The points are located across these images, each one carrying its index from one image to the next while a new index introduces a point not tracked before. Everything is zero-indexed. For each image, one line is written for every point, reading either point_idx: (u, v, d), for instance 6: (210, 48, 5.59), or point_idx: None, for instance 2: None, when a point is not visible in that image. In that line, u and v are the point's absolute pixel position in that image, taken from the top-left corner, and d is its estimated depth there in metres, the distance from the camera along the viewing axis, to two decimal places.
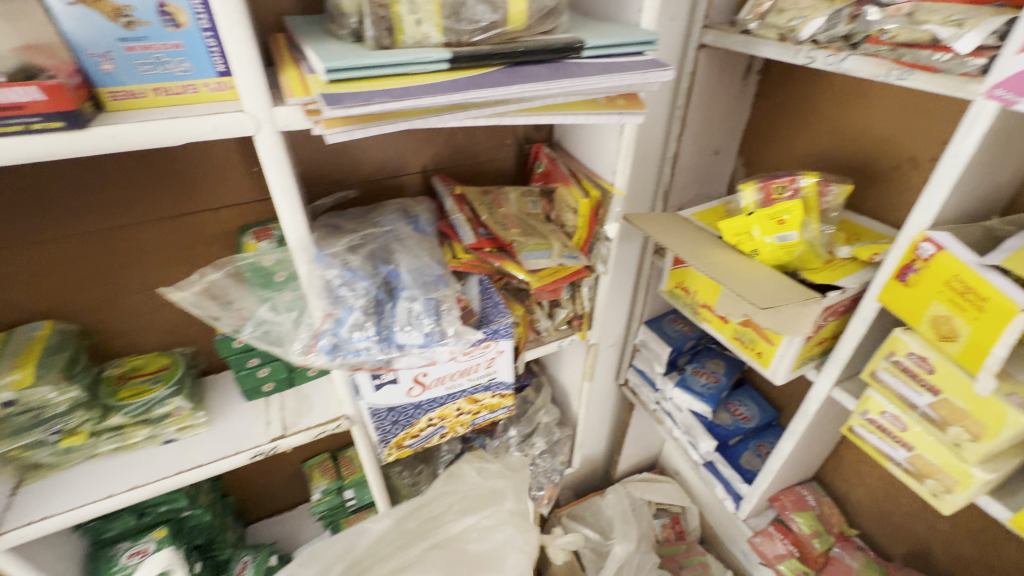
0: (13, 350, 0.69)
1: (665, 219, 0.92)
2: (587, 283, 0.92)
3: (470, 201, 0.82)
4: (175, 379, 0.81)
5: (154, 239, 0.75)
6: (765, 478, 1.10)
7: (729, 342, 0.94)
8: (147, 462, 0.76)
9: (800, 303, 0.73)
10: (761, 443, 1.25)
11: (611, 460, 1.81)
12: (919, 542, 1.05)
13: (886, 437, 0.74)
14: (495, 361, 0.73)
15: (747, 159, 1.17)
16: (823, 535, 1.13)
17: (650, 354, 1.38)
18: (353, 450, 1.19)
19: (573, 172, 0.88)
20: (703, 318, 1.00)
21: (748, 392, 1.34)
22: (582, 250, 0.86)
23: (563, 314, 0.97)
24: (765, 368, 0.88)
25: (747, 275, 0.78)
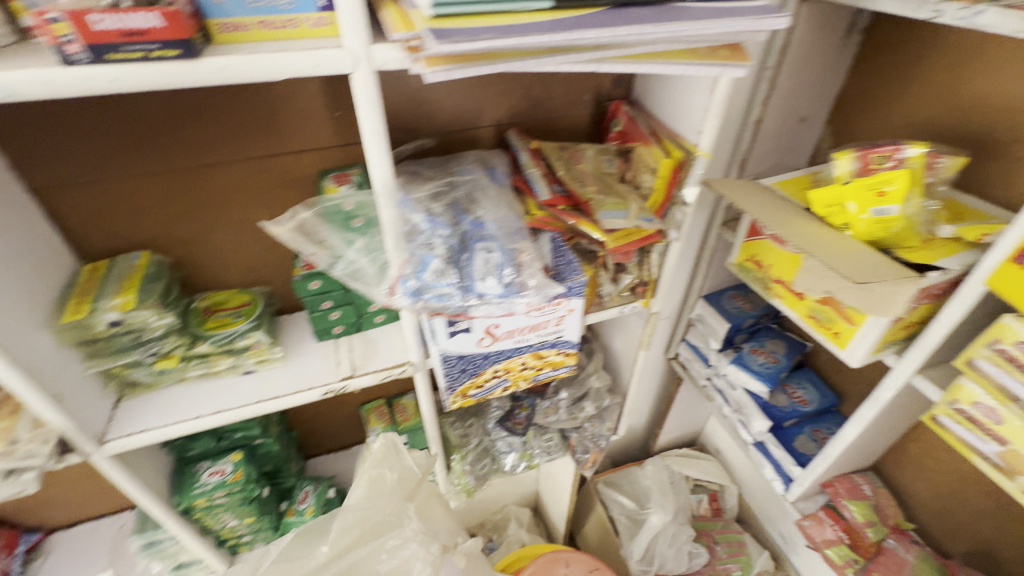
0: (116, 276, 0.75)
1: (745, 186, 0.87)
2: (657, 248, 0.90)
3: (546, 156, 0.81)
4: (255, 315, 0.85)
5: (241, 179, 0.78)
6: (820, 463, 1.07)
7: (802, 320, 0.90)
8: (230, 389, 0.81)
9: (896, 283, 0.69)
10: (818, 428, 1.21)
11: (652, 433, 1.81)
12: (984, 543, 1.00)
13: (976, 428, 0.70)
14: (565, 319, 0.73)
15: (836, 128, 1.09)
16: (877, 525, 1.09)
17: (705, 329, 1.34)
18: (407, 398, 1.23)
19: (653, 132, 0.84)
20: (774, 294, 0.95)
21: (807, 375, 1.29)
22: (656, 213, 0.82)
23: (628, 280, 0.95)
24: (841, 350, 0.84)
25: (834, 250, 0.74)
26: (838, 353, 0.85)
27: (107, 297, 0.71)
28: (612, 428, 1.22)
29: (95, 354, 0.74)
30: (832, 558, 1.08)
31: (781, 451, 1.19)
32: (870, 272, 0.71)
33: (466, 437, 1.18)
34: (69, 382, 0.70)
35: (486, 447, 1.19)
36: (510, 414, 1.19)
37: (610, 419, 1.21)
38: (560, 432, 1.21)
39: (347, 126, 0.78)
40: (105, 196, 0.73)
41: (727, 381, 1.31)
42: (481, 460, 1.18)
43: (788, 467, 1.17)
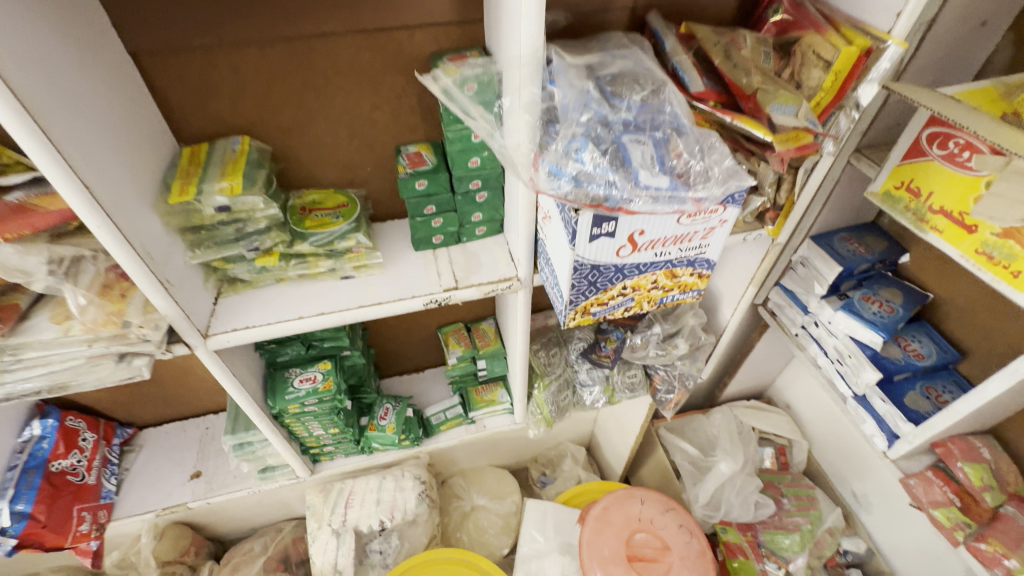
0: (218, 160, 0.69)
1: (923, 94, 0.74)
2: (805, 163, 0.78)
3: (698, 42, 0.68)
4: (354, 216, 0.79)
5: (347, 57, 0.69)
6: (943, 420, 0.98)
7: (966, 257, 0.78)
8: (331, 292, 0.77)
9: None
10: (932, 386, 1.10)
11: (720, 382, 1.74)
12: None
13: None
14: (712, 233, 0.63)
15: (1018, 37, 0.90)
16: (996, 490, 1.00)
17: (809, 273, 1.22)
18: (485, 324, 1.18)
19: (826, 18, 0.70)
20: (929, 227, 0.82)
21: (924, 329, 1.17)
22: (819, 118, 0.69)
23: (757, 204, 0.80)
24: (1018, 293, 0.72)
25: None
26: (1013, 298, 0.73)
27: (211, 180, 0.66)
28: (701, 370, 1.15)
29: (197, 244, 0.70)
30: (939, 520, 1.02)
31: (888, 407, 1.10)
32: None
33: (550, 366, 1.12)
34: (176, 269, 0.66)
35: (567, 378, 1.15)
36: (594, 345, 1.11)
37: (701, 360, 1.13)
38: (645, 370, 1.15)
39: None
40: (206, 69, 0.66)
41: (829, 330, 1.21)
42: (562, 392, 1.13)
43: (895, 424, 1.08)
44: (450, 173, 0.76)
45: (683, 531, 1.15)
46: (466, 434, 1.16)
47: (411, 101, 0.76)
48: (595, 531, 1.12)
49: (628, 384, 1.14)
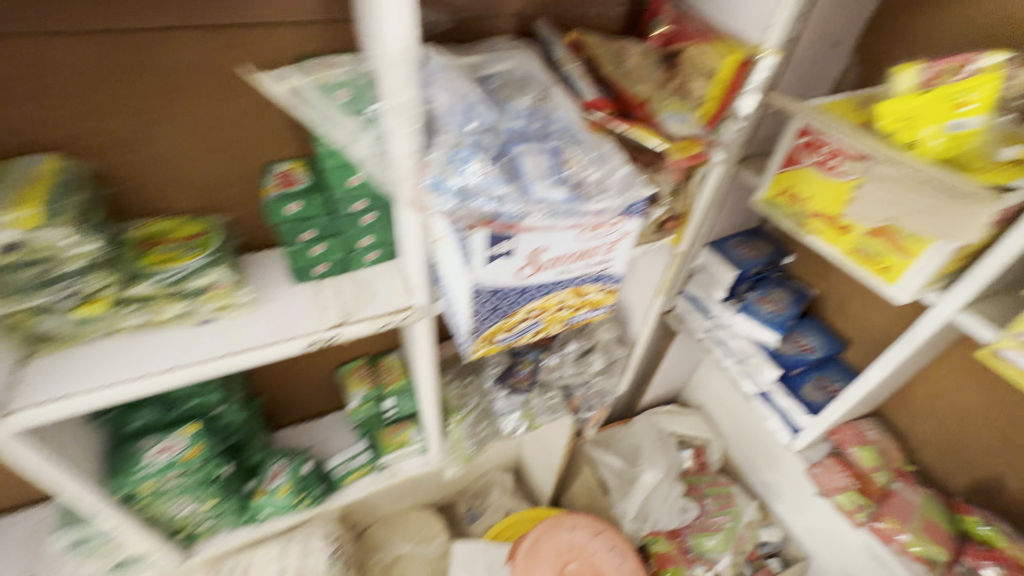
0: (7, 186, 0.54)
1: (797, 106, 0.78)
2: (698, 173, 0.79)
3: (588, 50, 0.66)
4: (212, 248, 0.66)
5: (186, 58, 0.58)
6: (837, 409, 1.05)
7: (843, 257, 0.83)
8: (184, 342, 0.63)
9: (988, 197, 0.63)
10: (823, 377, 1.18)
11: (639, 390, 1.76)
12: (988, 480, 1.00)
13: None
14: (616, 247, 0.60)
15: (863, 57, 1.01)
16: (884, 469, 1.08)
17: (709, 279, 1.27)
18: (392, 357, 1.07)
19: (706, 30, 0.72)
20: (810, 230, 0.88)
21: (811, 323, 1.26)
22: (708, 124, 0.68)
23: (659, 215, 0.80)
24: (887, 286, 0.79)
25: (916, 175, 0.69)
26: (885, 293, 0.79)
27: None
28: (617, 384, 1.14)
29: None
30: (842, 504, 1.09)
31: (788, 401, 1.15)
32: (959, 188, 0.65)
33: (464, 398, 1.05)
34: None
35: (484, 408, 1.06)
36: (510, 369, 1.05)
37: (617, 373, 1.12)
38: (564, 390, 1.11)
39: None
40: None
41: (731, 332, 1.26)
42: (480, 423, 1.05)
43: (796, 416, 1.14)
44: (328, 193, 0.66)
45: (615, 553, 1.10)
46: (376, 483, 1.04)
47: (277, 111, 0.66)
48: (526, 568, 1.05)
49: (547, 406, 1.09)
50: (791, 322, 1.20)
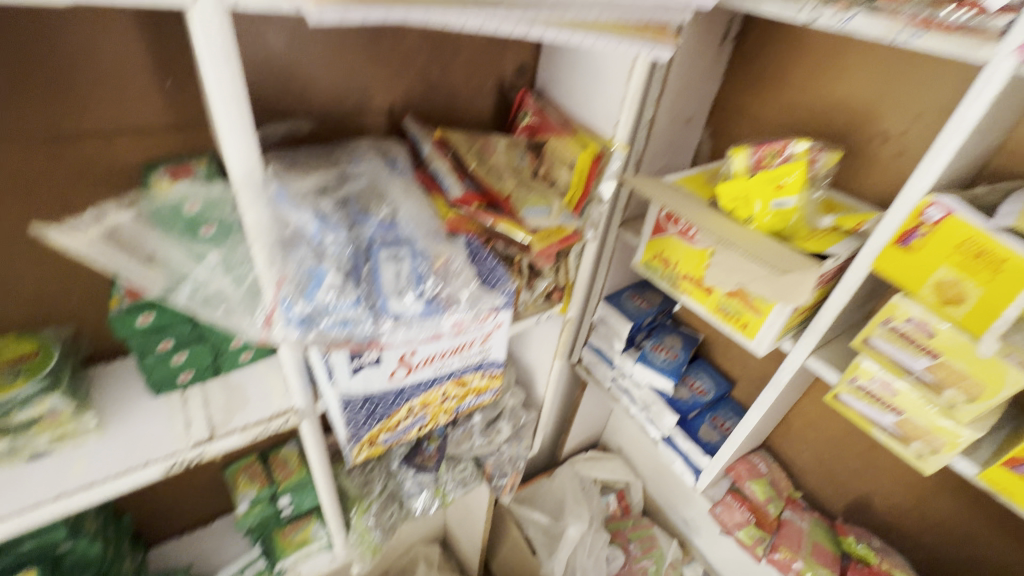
0: None
1: (650, 185, 0.85)
2: (574, 250, 0.85)
3: (453, 146, 0.69)
4: (44, 372, 0.58)
5: (6, 167, 0.54)
6: (729, 449, 1.12)
7: (710, 314, 0.92)
8: (7, 488, 0.55)
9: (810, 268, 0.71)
10: (716, 416, 1.27)
11: (559, 440, 1.78)
12: (859, 499, 1.11)
13: (875, 402, 0.73)
14: (491, 337, 0.62)
15: (714, 131, 1.14)
16: (776, 500, 1.17)
17: (608, 331, 1.34)
18: (287, 449, 1.00)
19: (565, 124, 0.78)
20: (682, 290, 0.96)
21: (701, 366, 1.36)
22: (575, 212, 0.75)
23: (545, 285, 0.85)
24: (748, 340, 0.87)
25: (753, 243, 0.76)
26: (748, 347, 0.88)
27: None
28: (528, 446, 1.15)
29: None
30: (744, 539, 1.14)
31: (688, 444, 1.22)
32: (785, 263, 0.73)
33: (367, 485, 1.00)
34: None
35: (392, 491, 1.01)
36: (416, 448, 1.02)
37: (527, 436, 1.13)
38: (474, 461, 1.09)
39: (183, 98, 0.59)
40: None
41: (633, 380, 1.33)
42: (387, 509, 1.00)
43: (696, 458, 1.20)
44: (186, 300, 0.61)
45: None
46: None
47: None
48: None
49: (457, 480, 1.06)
50: (683, 367, 1.29)
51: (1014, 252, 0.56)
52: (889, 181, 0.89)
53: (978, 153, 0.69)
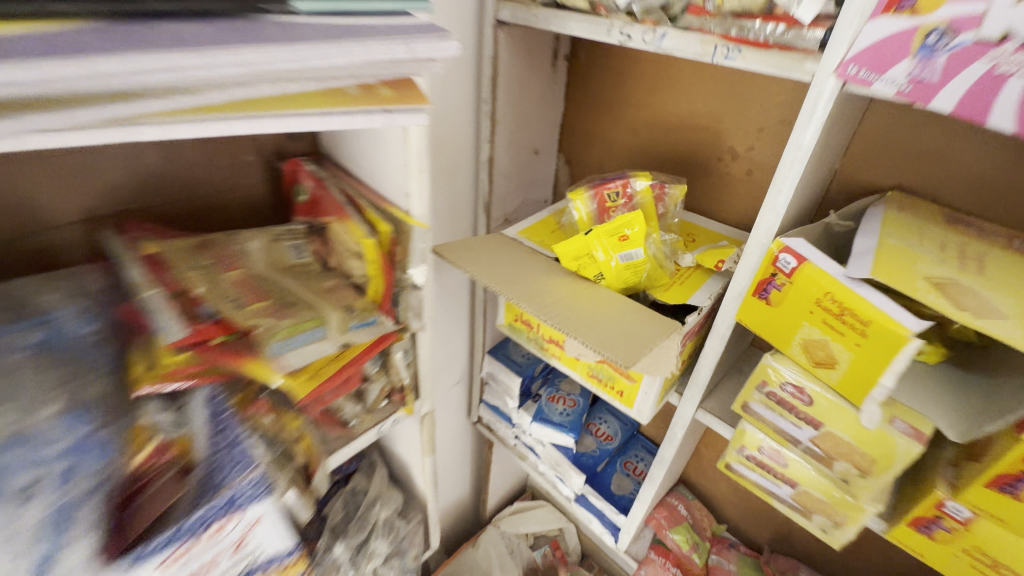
0: None
1: (471, 257, 0.69)
2: (400, 348, 0.67)
3: (173, 266, 0.50)
4: None
5: None
6: (640, 509, 0.99)
7: (585, 380, 0.79)
8: None
9: (646, 349, 0.55)
10: (628, 460, 1.16)
11: (480, 500, 1.60)
12: (781, 528, 1.03)
13: (768, 473, 0.63)
14: (249, 539, 0.46)
15: (568, 157, 1.03)
16: (700, 545, 1.07)
17: (499, 387, 1.19)
18: None
19: (350, 199, 0.60)
20: (551, 354, 0.82)
21: (606, 405, 1.25)
22: (383, 308, 0.61)
23: (376, 390, 0.71)
24: (629, 408, 0.75)
25: (599, 314, 0.61)
26: (630, 414, 0.75)
27: None
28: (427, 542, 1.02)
29: None
30: None
31: (601, 501, 1.08)
32: (626, 352, 0.54)
33: None
34: None
35: None
36: None
37: (416, 540, 0.96)
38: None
39: None
40: None
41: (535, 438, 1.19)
42: None
43: (612, 516, 1.07)
44: None
45: None
46: None
47: None
48: None
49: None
50: (585, 415, 1.16)
51: (879, 312, 0.46)
52: (747, 201, 0.81)
53: (821, 178, 0.61)
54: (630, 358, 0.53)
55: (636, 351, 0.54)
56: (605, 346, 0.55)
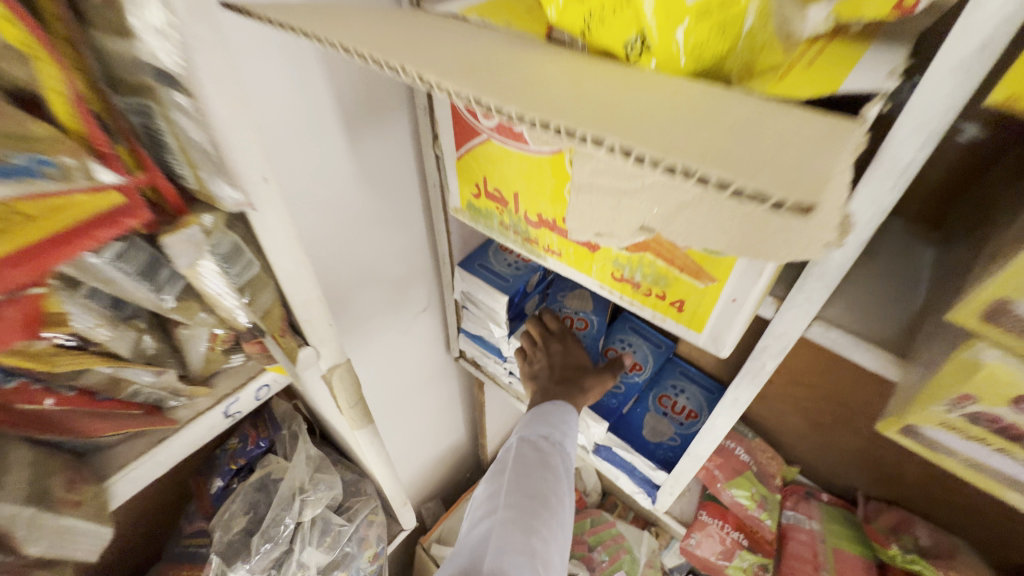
0: None
1: (325, 16, 0.29)
2: (213, 246, 0.30)
3: None
4: None
5: None
6: (689, 468, 0.67)
7: (605, 288, 0.43)
8: None
9: (833, 154, 0.17)
10: (663, 394, 0.83)
11: (478, 445, 1.33)
12: (886, 471, 0.73)
13: (1013, 444, 0.30)
14: None
15: None
16: (770, 500, 0.78)
17: (479, 312, 0.85)
18: None
19: None
20: (542, 248, 0.46)
21: (630, 323, 0.89)
22: (107, 155, 0.25)
23: (201, 338, 0.36)
24: (696, 333, 0.39)
25: (668, 103, 0.22)
26: (699, 344, 0.40)
27: None
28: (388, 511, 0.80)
29: None
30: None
31: (630, 454, 0.77)
32: (779, 168, 0.16)
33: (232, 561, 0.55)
34: None
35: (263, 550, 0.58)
36: None
37: (380, 517, 0.70)
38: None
39: None
40: None
41: (541, 329, 0.80)
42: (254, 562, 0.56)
43: (647, 473, 0.76)
44: None
45: None
46: None
47: None
48: None
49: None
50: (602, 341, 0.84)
51: None
52: None
53: None
54: (801, 184, 0.15)
55: (806, 162, 0.16)
56: (704, 152, 0.17)
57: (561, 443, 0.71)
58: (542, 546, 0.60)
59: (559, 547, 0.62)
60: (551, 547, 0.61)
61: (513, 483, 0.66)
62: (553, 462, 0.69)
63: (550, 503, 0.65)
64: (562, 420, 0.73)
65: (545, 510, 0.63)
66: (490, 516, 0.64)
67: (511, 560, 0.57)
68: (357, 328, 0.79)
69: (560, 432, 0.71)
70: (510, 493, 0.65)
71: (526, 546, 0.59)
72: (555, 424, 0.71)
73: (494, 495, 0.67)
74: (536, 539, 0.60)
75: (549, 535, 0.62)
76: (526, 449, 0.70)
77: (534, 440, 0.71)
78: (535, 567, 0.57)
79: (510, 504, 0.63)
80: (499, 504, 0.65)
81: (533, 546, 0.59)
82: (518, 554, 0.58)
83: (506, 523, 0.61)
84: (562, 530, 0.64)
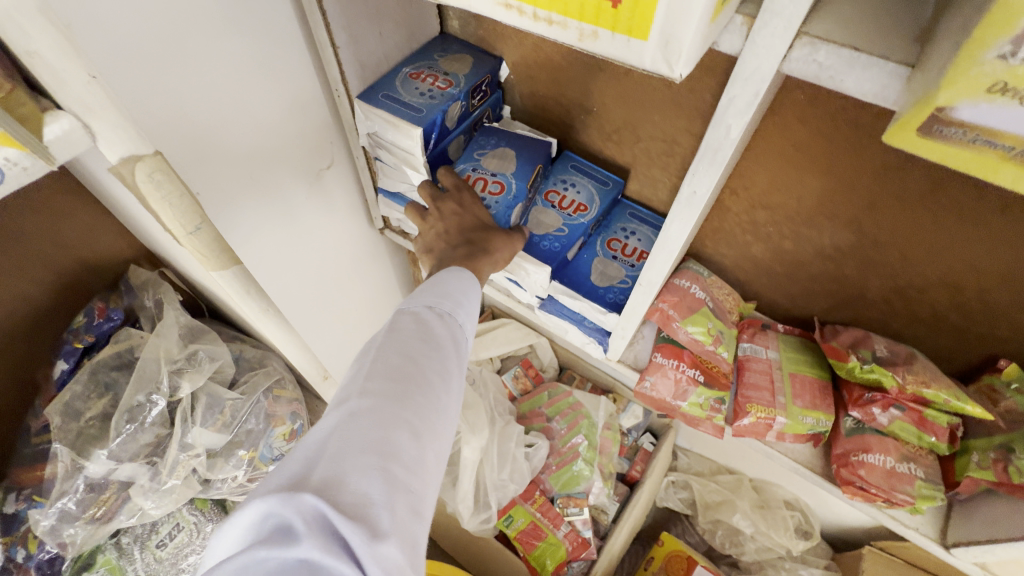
0: None
1: None
2: None
3: None
4: None
5: None
6: (642, 299, 0.60)
7: (511, 6, 0.30)
8: None
9: None
10: (612, 237, 0.73)
11: None
12: (847, 292, 0.68)
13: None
14: None
15: None
16: (727, 335, 0.72)
17: (392, 158, 0.70)
18: None
19: None
20: None
21: (571, 162, 0.77)
22: None
23: None
24: (642, 43, 0.27)
25: None
26: (646, 65, 0.28)
27: None
28: (298, 369, 0.94)
29: None
30: (690, 412, 0.71)
31: (577, 300, 0.68)
32: None
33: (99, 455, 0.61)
34: None
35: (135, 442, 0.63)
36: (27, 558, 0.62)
37: (281, 394, 0.77)
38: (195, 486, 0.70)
39: None
40: None
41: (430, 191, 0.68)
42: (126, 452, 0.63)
43: (597, 319, 0.69)
44: None
45: None
46: None
47: None
48: None
49: (181, 526, 0.76)
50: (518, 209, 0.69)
51: None
52: None
53: None
54: None
55: None
56: None
57: (451, 316, 0.52)
58: (409, 444, 0.41)
59: (436, 446, 0.44)
60: (423, 443, 0.43)
61: (379, 364, 0.45)
62: (439, 334, 0.50)
63: (429, 389, 0.46)
64: (460, 290, 0.54)
65: (420, 396, 0.44)
66: (338, 406, 0.43)
67: (354, 465, 0.38)
68: (251, 182, 0.60)
69: (454, 302, 0.53)
70: (370, 376, 0.45)
71: (383, 443, 0.40)
72: (449, 292, 0.52)
73: (347, 382, 0.46)
74: (401, 433, 0.41)
75: (422, 430, 0.43)
76: (404, 318, 0.50)
77: (417, 309, 0.51)
78: (390, 472, 0.39)
79: (368, 391, 0.43)
80: (353, 389, 0.44)
81: (394, 444, 0.40)
82: (367, 452, 0.39)
83: (358, 416, 0.41)
84: (442, 423, 0.46)
